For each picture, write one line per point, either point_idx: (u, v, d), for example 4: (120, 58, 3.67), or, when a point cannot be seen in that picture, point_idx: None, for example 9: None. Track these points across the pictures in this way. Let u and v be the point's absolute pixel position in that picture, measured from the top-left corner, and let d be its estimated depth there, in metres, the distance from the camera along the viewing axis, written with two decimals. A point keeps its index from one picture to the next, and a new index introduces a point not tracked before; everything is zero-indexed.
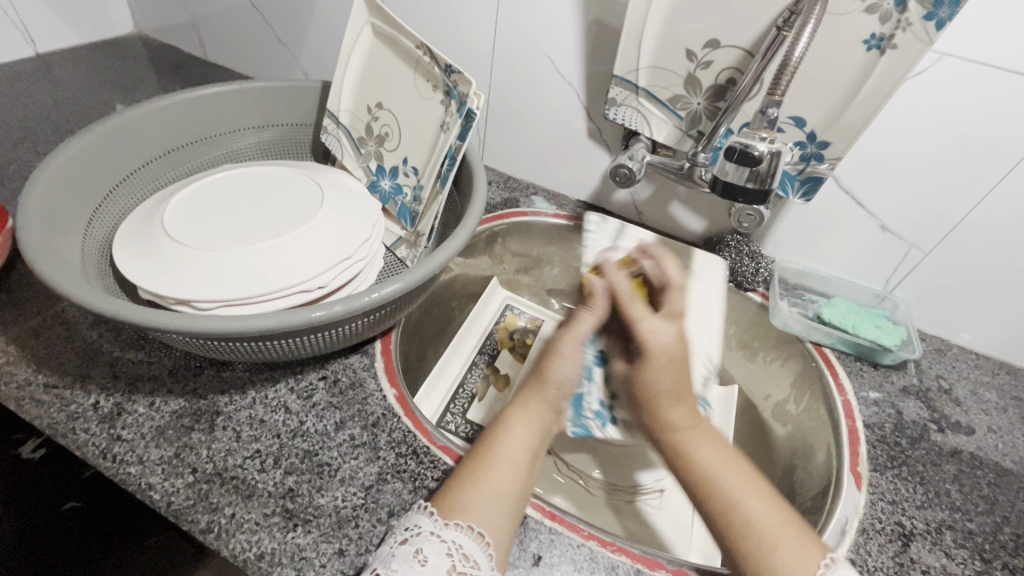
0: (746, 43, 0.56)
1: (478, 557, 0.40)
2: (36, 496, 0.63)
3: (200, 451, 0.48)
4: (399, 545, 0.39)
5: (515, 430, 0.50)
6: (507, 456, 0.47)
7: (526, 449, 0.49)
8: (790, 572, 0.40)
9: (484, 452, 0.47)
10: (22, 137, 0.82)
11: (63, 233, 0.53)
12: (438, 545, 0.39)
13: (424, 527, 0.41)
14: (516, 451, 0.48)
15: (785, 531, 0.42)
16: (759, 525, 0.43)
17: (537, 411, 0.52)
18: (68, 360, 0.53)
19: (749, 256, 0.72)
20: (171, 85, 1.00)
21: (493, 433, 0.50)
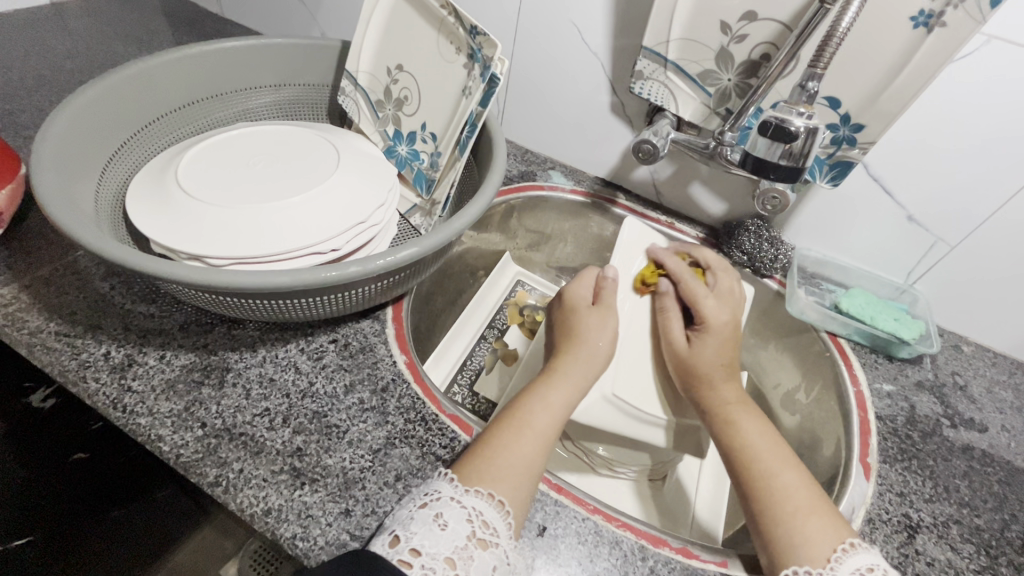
0: (784, 17, 0.54)
1: (497, 525, 0.39)
2: (48, 447, 0.65)
3: (210, 406, 0.47)
4: (418, 509, 0.39)
5: (549, 392, 0.50)
6: (537, 419, 0.47)
7: (559, 413, 0.49)
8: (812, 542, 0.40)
9: (515, 416, 0.48)
10: (35, 85, 0.81)
11: (76, 181, 0.52)
12: (458, 510, 0.39)
13: (443, 492, 0.40)
14: (550, 423, 0.48)
15: (818, 505, 0.42)
16: (794, 496, 0.43)
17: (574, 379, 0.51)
18: (80, 310, 0.52)
19: (767, 241, 0.70)
20: (185, 39, 0.98)
21: (525, 401, 0.49)
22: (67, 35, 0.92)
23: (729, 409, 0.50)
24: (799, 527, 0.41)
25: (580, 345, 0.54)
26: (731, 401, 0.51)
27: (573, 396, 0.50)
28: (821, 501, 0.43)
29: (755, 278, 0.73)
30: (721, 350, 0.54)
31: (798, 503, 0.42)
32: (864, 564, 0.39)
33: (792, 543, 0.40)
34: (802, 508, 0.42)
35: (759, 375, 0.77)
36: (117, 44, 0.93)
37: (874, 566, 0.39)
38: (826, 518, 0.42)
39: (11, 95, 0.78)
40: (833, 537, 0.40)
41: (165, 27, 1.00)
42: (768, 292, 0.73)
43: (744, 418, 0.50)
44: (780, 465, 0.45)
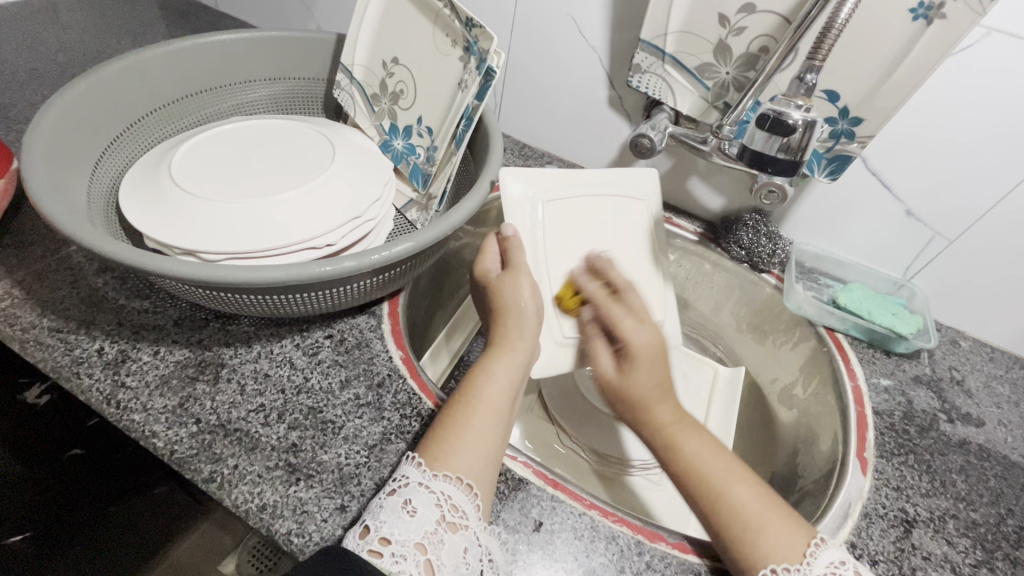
0: (783, 9, 0.53)
1: (465, 508, 0.39)
2: (44, 444, 0.64)
3: (204, 402, 0.47)
4: (388, 496, 0.39)
5: (494, 367, 0.49)
6: (489, 396, 0.46)
7: (507, 389, 0.48)
8: (779, 553, 0.39)
9: (467, 391, 0.47)
10: (28, 79, 0.80)
11: (68, 175, 0.51)
12: (427, 496, 0.39)
13: (412, 478, 0.40)
14: (500, 395, 0.47)
15: (774, 516, 0.41)
16: (747, 511, 0.41)
17: (518, 345, 0.52)
18: (73, 306, 0.52)
19: (766, 235, 0.70)
20: (181, 33, 0.97)
21: (474, 374, 0.48)
22: (61, 29, 0.92)
23: (672, 429, 0.47)
24: (756, 540, 0.40)
25: (514, 315, 0.53)
26: (668, 416, 0.48)
27: (518, 362, 0.50)
28: (778, 509, 0.42)
29: (752, 274, 0.73)
30: (652, 368, 0.50)
31: (746, 511, 0.42)
32: (834, 559, 0.39)
33: (745, 550, 0.40)
34: (755, 519, 0.41)
35: (757, 370, 0.77)
36: (112, 38, 0.92)
37: (844, 560, 0.40)
38: (785, 525, 0.41)
39: (5, 89, 0.78)
40: (801, 540, 0.40)
41: (159, 20, 0.99)
42: (766, 287, 0.73)
43: (689, 431, 0.47)
44: (731, 476, 0.44)
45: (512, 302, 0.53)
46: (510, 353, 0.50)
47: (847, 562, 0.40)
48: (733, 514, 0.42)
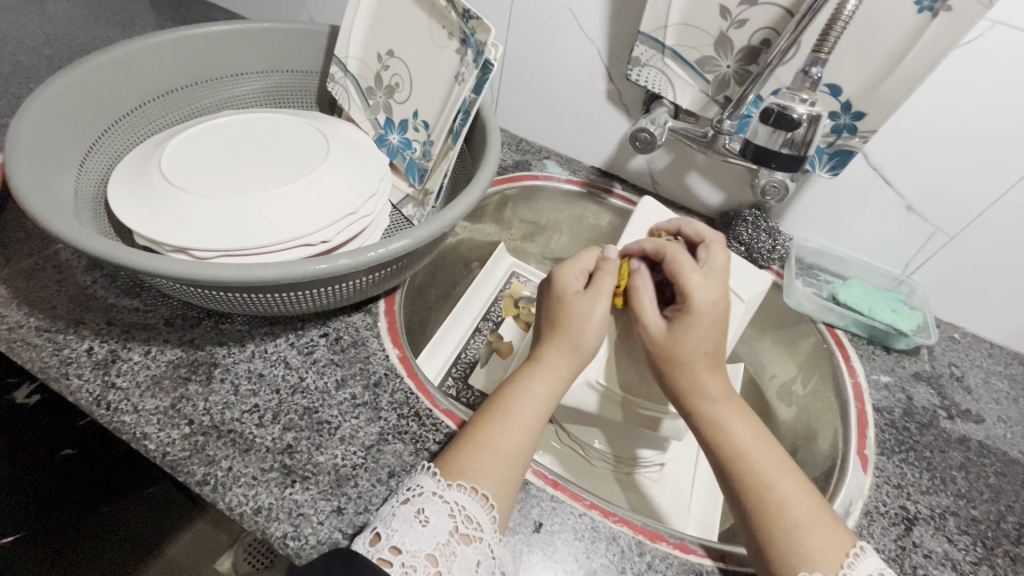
0: (786, 2, 0.52)
1: (481, 520, 0.39)
2: (33, 444, 0.63)
3: (197, 403, 0.46)
4: (400, 504, 0.39)
5: (532, 383, 0.48)
6: (522, 413, 0.46)
7: (543, 406, 0.47)
8: (821, 555, 0.39)
9: (500, 408, 0.46)
10: (14, 71, 0.78)
11: (55, 170, 0.50)
12: (440, 506, 0.38)
13: (426, 488, 0.40)
14: (528, 414, 0.46)
15: (821, 516, 0.41)
16: (794, 508, 0.42)
17: (557, 372, 0.49)
18: (61, 305, 0.51)
19: (766, 231, 0.69)
20: (171, 24, 0.95)
21: (510, 388, 0.48)
22: (47, 20, 0.90)
23: (720, 406, 0.47)
24: (801, 540, 0.40)
25: (572, 339, 0.49)
26: (716, 394, 0.48)
27: (556, 385, 0.48)
28: (818, 505, 0.42)
29: None
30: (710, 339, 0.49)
31: (795, 515, 0.41)
32: (872, 568, 0.39)
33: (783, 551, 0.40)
34: (801, 520, 0.41)
35: (755, 367, 0.76)
36: (100, 29, 0.90)
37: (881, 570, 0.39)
38: (827, 525, 0.41)
39: None
40: (837, 547, 0.40)
41: (148, 11, 0.97)
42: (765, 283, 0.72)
43: (736, 415, 0.47)
44: (778, 472, 0.44)
45: (577, 331, 0.50)
46: (558, 372, 0.49)
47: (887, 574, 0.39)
48: (779, 511, 0.42)
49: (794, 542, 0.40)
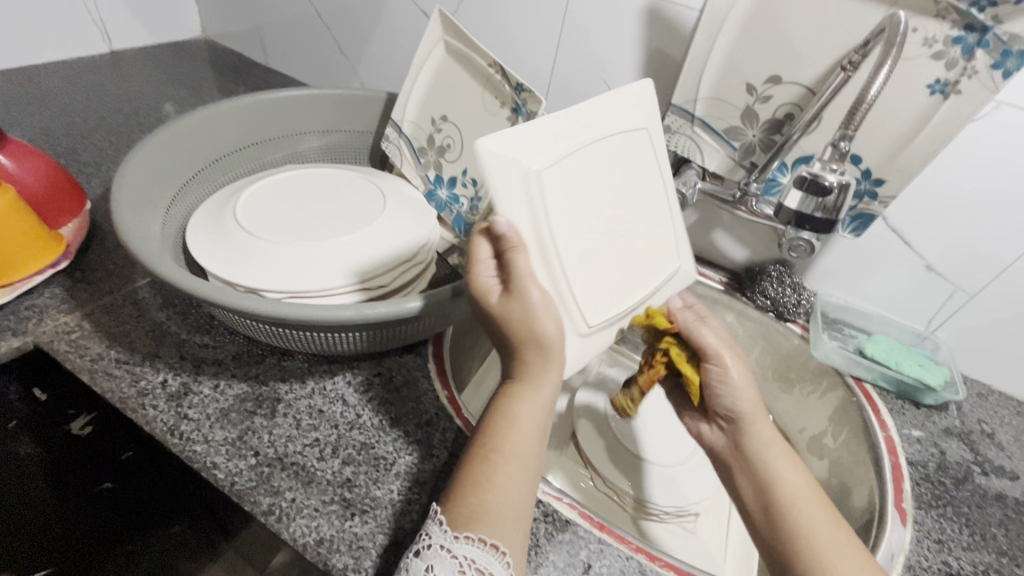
0: (808, 81, 0.58)
1: (491, 569, 0.40)
2: (76, 474, 0.67)
3: (262, 435, 0.49)
4: (412, 560, 0.41)
5: (516, 410, 0.47)
6: (513, 447, 0.46)
7: (528, 429, 0.47)
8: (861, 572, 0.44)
9: (484, 445, 0.46)
10: (97, 125, 0.86)
11: (147, 215, 0.55)
12: (449, 563, 0.40)
13: (434, 539, 0.41)
14: (520, 442, 0.46)
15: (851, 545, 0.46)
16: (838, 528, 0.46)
17: (542, 387, 0.48)
18: (138, 339, 0.54)
19: (790, 287, 0.74)
20: (234, 86, 1.05)
21: (493, 419, 0.47)
22: (125, 81, 0.99)
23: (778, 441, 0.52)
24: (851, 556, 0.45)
25: (534, 345, 0.47)
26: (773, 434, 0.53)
27: (541, 409, 0.48)
28: (849, 539, 0.45)
29: (778, 324, 0.75)
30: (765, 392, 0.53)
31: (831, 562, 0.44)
32: None
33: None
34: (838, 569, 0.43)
35: (784, 420, 0.78)
36: (172, 90, 1.00)
37: None
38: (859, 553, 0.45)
39: (75, 134, 0.83)
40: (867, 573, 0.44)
41: (215, 76, 1.07)
42: (791, 337, 0.75)
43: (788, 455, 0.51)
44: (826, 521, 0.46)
45: (528, 331, 0.47)
46: (536, 403, 0.48)
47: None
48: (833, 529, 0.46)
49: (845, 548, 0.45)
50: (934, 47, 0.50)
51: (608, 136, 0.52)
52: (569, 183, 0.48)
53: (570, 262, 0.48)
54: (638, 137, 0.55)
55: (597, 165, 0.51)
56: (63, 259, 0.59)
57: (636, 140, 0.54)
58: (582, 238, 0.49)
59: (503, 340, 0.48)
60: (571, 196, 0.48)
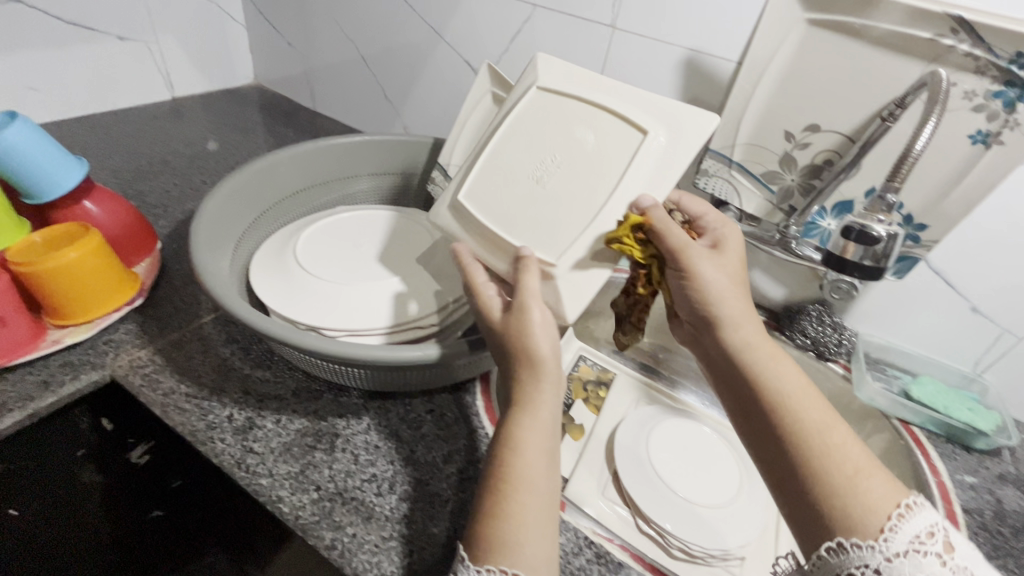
0: (848, 130, 0.60)
1: None
2: (132, 503, 0.69)
3: (323, 470, 0.51)
4: None
5: (523, 435, 0.44)
6: (528, 471, 0.42)
7: (540, 453, 0.43)
8: (877, 491, 0.38)
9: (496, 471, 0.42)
10: (162, 169, 0.92)
11: (218, 258, 0.59)
12: None
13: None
14: (533, 465, 0.43)
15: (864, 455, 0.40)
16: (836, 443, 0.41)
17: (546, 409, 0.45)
18: (205, 374, 0.57)
19: (831, 326, 0.74)
20: (284, 130, 1.12)
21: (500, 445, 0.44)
22: (186, 127, 1.07)
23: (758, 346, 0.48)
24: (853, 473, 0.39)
25: (529, 364, 0.46)
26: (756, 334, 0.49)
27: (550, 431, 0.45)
28: (850, 436, 0.41)
29: (818, 363, 0.75)
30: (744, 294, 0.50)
31: (840, 459, 0.39)
32: (924, 522, 0.36)
33: (839, 498, 0.38)
34: (854, 468, 0.39)
35: None
36: (229, 135, 1.07)
37: (935, 522, 0.36)
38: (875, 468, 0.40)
39: (143, 177, 0.89)
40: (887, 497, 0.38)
41: (267, 120, 1.14)
42: (834, 376, 0.74)
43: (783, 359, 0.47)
44: (831, 420, 0.42)
45: (523, 347, 0.47)
46: (540, 422, 0.45)
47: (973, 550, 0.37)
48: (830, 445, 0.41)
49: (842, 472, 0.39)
50: (974, 100, 0.52)
51: (519, 116, 0.56)
52: (484, 184, 0.55)
53: (521, 232, 0.52)
54: (532, 100, 0.56)
55: (518, 142, 0.55)
56: (138, 297, 0.63)
57: (533, 101, 0.56)
58: (523, 208, 0.52)
59: (505, 359, 0.48)
60: (501, 186, 0.54)
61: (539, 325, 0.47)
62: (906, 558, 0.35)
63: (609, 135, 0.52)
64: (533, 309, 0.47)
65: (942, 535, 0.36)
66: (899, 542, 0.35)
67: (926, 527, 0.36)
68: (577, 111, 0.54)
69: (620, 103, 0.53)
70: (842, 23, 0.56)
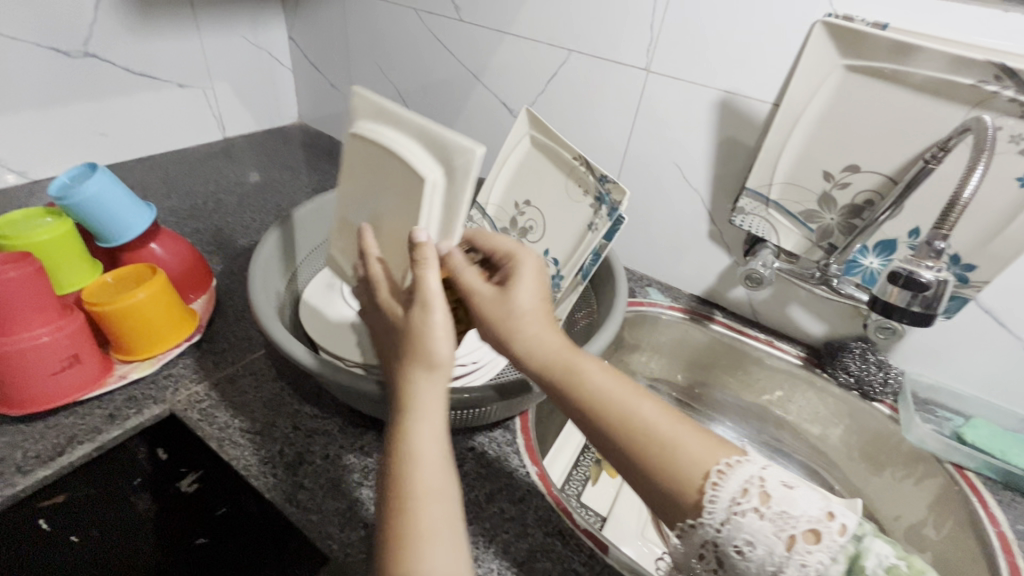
0: (888, 170, 0.60)
1: None
2: (176, 527, 0.69)
3: (370, 507, 0.52)
4: None
5: (414, 441, 0.41)
6: (424, 477, 0.40)
7: (435, 459, 0.41)
8: (699, 456, 0.40)
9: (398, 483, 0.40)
10: (216, 207, 0.98)
11: (271, 296, 0.62)
12: None
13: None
14: (430, 470, 0.40)
15: (683, 426, 0.42)
16: (658, 430, 0.42)
17: (438, 410, 0.43)
18: (257, 409, 0.60)
19: (874, 364, 0.72)
20: (328, 167, 1.17)
21: (396, 455, 0.41)
22: (237, 166, 1.13)
23: (566, 357, 0.46)
24: (676, 452, 0.41)
25: (424, 362, 0.44)
26: (559, 344, 0.47)
27: (440, 431, 0.43)
28: (682, 418, 0.43)
29: (863, 403, 0.73)
30: (539, 286, 0.50)
31: (659, 430, 0.42)
32: (743, 477, 0.39)
33: (670, 471, 0.41)
34: (668, 434, 0.42)
35: (875, 504, 0.75)
36: (276, 173, 1.12)
37: (754, 474, 0.39)
38: (702, 439, 0.42)
39: (199, 215, 0.95)
40: (710, 458, 0.40)
41: (310, 157, 1.20)
42: (880, 417, 0.72)
43: (587, 359, 0.46)
44: (638, 396, 0.44)
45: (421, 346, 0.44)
46: (430, 423, 0.42)
47: (798, 484, 0.39)
48: (648, 438, 0.42)
49: (669, 457, 0.41)
50: (1021, 143, 0.52)
51: (354, 166, 0.59)
52: (350, 235, 0.62)
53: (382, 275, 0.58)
54: (355, 146, 0.58)
55: (364, 194, 0.59)
56: (195, 333, 0.66)
57: (357, 148, 0.58)
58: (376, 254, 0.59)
59: (401, 360, 0.45)
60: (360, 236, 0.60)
61: (435, 297, 0.45)
62: (729, 524, 0.38)
63: (405, 177, 0.52)
64: (430, 278, 0.45)
65: (762, 487, 0.38)
66: (725, 496, 0.38)
67: (742, 484, 0.38)
68: (383, 152, 0.54)
69: (404, 142, 0.53)
70: (881, 70, 0.56)
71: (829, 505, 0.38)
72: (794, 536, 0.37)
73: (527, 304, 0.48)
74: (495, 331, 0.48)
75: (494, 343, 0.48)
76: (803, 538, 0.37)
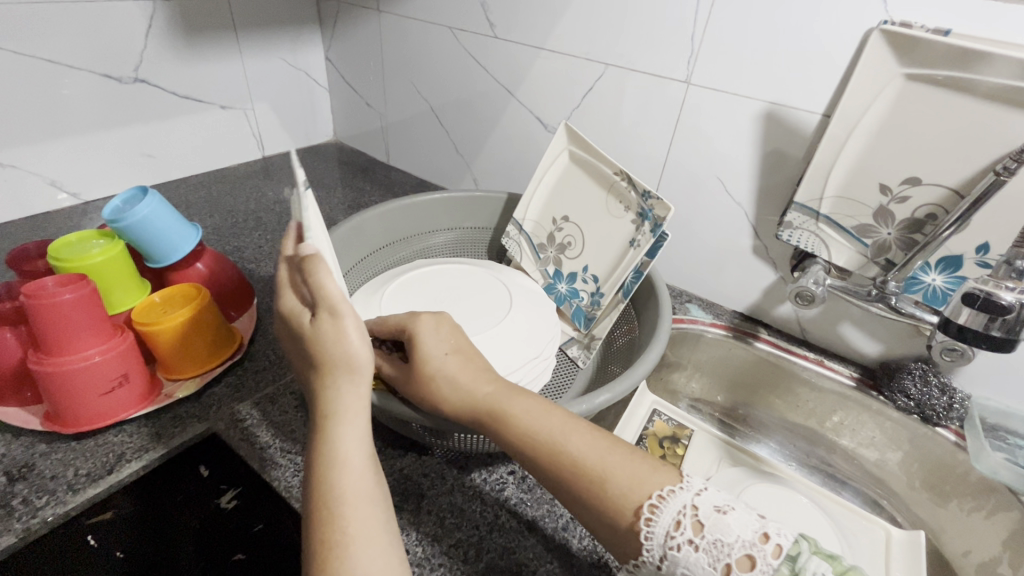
0: (953, 183, 0.57)
1: None
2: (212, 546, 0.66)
3: (410, 533, 0.51)
4: None
5: (335, 450, 0.41)
6: (350, 487, 0.40)
7: (361, 470, 0.41)
8: (632, 487, 0.39)
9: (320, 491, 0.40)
10: (256, 225, 1.00)
11: None
12: None
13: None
14: (358, 479, 0.41)
15: (617, 456, 0.41)
16: (589, 461, 0.41)
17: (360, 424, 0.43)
18: (298, 428, 0.60)
19: (937, 386, 0.68)
20: (362, 183, 1.18)
21: (320, 467, 0.41)
22: (275, 184, 1.15)
23: (494, 397, 0.46)
24: (607, 481, 0.40)
25: (345, 369, 0.42)
26: (493, 383, 0.47)
27: (364, 445, 0.43)
28: (622, 447, 0.42)
29: (926, 428, 0.69)
30: (450, 333, 0.50)
31: (587, 464, 0.41)
32: (681, 504, 0.37)
33: (605, 503, 0.39)
34: (598, 466, 0.40)
35: (939, 536, 0.70)
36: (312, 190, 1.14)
37: (688, 502, 0.37)
38: (643, 467, 0.40)
39: (240, 233, 0.97)
40: (652, 487, 0.39)
41: (346, 174, 1.22)
42: (945, 444, 0.68)
43: (521, 394, 0.46)
44: (570, 430, 0.43)
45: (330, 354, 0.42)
46: (354, 435, 0.42)
47: (732, 506, 0.37)
48: (582, 468, 0.41)
49: (601, 485, 0.40)
50: None
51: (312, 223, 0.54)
52: None
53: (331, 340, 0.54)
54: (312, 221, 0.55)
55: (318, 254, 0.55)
56: (238, 352, 0.67)
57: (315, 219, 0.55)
58: None
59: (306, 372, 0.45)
60: None
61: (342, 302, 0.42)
62: (667, 559, 0.36)
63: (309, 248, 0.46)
64: (331, 285, 0.41)
65: (693, 515, 0.36)
66: (661, 525, 0.37)
67: (675, 516, 0.37)
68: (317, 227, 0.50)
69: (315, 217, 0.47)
70: (943, 79, 0.54)
71: (765, 525, 0.36)
72: (730, 563, 0.35)
73: (444, 348, 0.49)
74: (417, 387, 0.48)
75: (420, 398, 0.49)
76: (738, 565, 0.35)
